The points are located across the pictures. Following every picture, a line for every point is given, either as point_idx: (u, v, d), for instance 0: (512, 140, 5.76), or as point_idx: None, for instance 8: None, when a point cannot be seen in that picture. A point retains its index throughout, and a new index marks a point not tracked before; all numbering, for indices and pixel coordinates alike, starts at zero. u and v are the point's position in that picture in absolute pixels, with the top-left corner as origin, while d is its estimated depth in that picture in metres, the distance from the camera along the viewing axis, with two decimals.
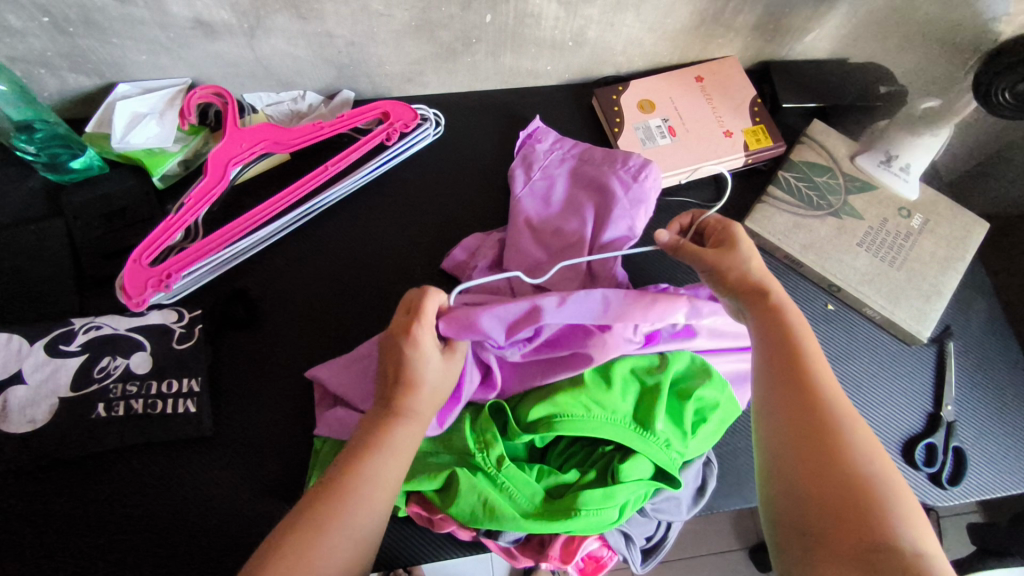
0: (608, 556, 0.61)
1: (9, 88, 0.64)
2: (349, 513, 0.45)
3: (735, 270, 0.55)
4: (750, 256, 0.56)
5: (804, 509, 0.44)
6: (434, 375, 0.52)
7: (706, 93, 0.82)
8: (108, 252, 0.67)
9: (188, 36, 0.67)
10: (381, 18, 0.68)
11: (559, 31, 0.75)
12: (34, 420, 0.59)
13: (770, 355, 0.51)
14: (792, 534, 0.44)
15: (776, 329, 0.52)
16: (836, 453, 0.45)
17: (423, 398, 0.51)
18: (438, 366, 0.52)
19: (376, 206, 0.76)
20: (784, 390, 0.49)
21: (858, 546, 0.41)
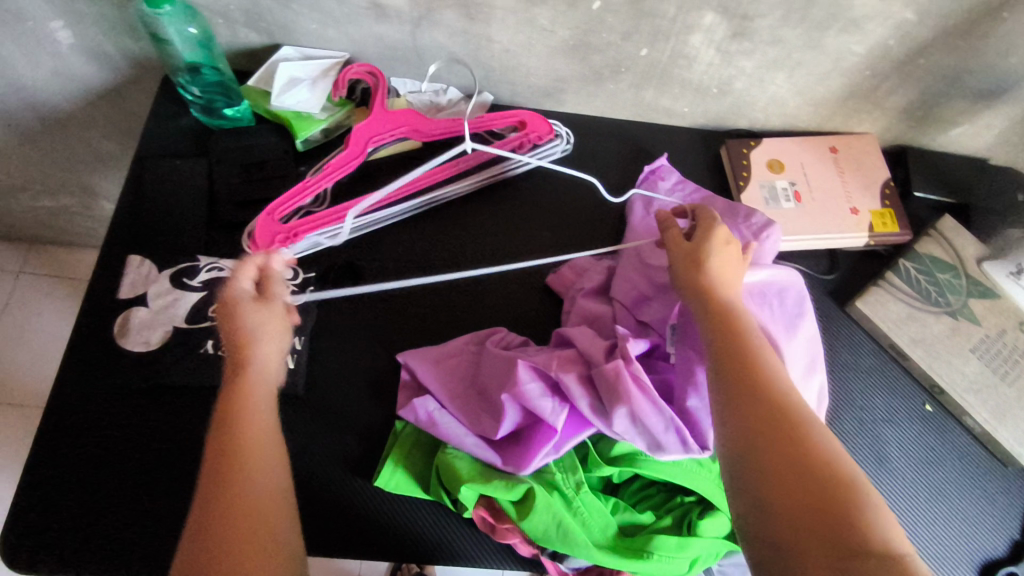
0: None
1: (198, 33, 0.68)
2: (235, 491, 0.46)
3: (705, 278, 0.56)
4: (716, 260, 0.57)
5: (761, 512, 0.43)
6: (258, 322, 0.53)
7: (838, 165, 0.81)
8: (241, 201, 0.70)
9: (359, 15, 0.69)
10: (543, 32, 0.70)
11: (708, 77, 0.75)
12: (149, 341, 0.63)
13: (721, 356, 0.51)
14: (767, 548, 0.42)
15: (722, 327, 0.53)
16: (797, 429, 0.46)
17: (266, 349, 0.53)
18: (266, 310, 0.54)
19: (493, 209, 0.76)
20: (731, 369, 0.50)
21: (833, 557, 0.39)
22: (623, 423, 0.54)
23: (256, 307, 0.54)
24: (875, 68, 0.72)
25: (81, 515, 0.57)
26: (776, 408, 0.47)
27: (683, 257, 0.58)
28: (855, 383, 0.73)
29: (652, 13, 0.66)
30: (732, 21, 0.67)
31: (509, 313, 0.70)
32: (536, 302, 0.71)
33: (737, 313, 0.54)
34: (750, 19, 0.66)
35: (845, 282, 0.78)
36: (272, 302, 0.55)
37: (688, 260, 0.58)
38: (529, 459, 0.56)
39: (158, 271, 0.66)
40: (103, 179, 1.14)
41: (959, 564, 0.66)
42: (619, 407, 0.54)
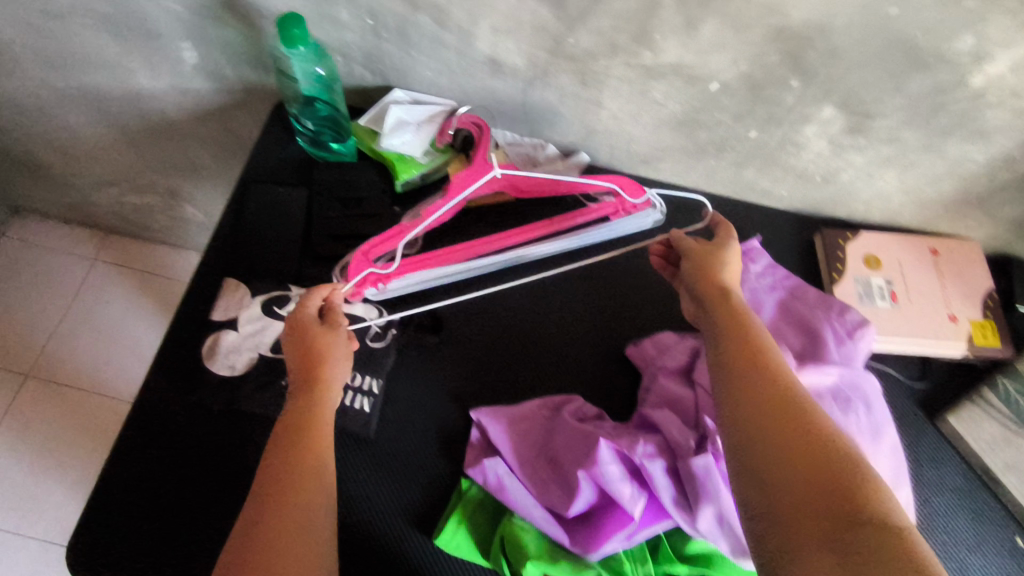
0: None
1: (324, 72, 0.69)
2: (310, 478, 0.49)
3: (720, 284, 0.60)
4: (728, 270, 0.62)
5: (765, 485, 0.43)
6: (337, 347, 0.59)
7: (938, 268, 0.78)
8: (336, 235, 0.72)
9: (475, 70, 0.70)
10: (655, 105, 0.69)
11: (813, 165, 0.74)
12: (233, 366, 0.64)
13: (730, 347, 0.53)
14: (768, 522, 0.42)
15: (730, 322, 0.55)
16: (801, 413, 0.46)
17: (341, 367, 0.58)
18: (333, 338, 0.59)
19: (579, 272, 0.76)
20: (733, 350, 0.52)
21: (835, 528, 0.39)
22: (710, 522, 0.53)
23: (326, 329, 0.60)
24: (994, 177, 0.69)
25: (153, 531, 0.58)
26: (778, 391, 0.48)
27: (699, 257, 0.63)
28: (940, 504, 0.69)
29: (770, 100, 0.65)
30: (852, 117, 0.65)
31: (584, 382, 0.69)
32: (613, 374, 0.70)
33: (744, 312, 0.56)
34: (871, 116, 0.65)
35: (936, 392, 0.75)
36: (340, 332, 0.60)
37: (702, 260, 0.62)
38: (603, 543, 0.55)
39: (250, 297, 0.67)
40: (195, 185, 1.18)
41: None
42: (707, 505, 0.53)
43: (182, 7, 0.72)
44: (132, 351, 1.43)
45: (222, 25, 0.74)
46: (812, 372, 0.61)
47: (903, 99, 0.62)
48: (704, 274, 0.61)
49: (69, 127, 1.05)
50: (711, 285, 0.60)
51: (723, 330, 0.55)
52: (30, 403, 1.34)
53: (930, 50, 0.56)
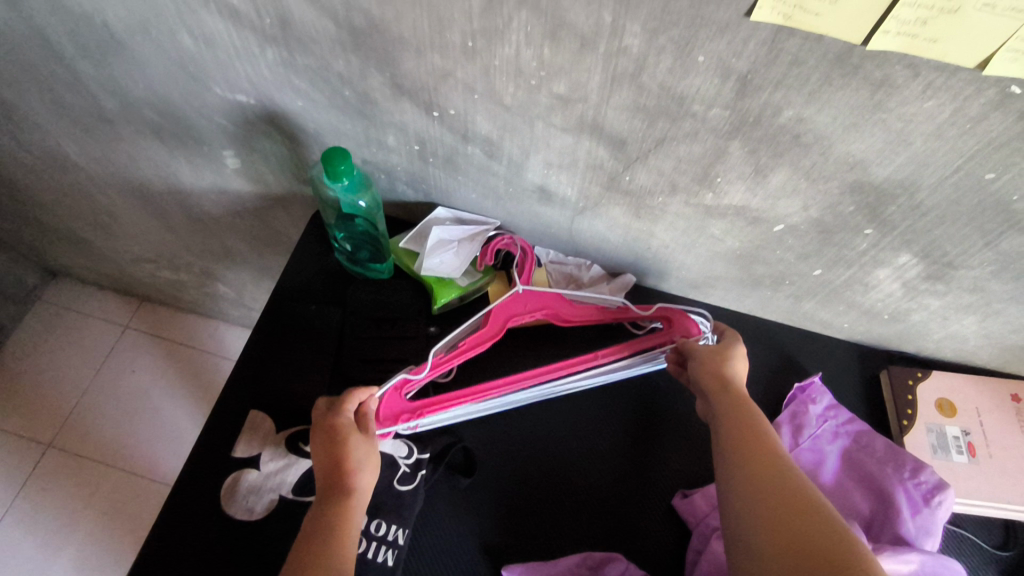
0: None
1: (365, 204, 0.71)
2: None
3: (726, 378, 0.59)
4: (736, 365, 0.61)
5: None
6: (362, 451, 0.56)
7: (1021, 419, 0.71)
8: (367, 357, 0.67)
9: (523, 196, 0.68)
10: (712, 239, 0.66)
11: (882, 305, 0.68)
12: (253, 509, 0.59)
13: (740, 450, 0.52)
14: None
15: (741, 423, 0.54)
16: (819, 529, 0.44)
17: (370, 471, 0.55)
18: (362, 441, 0.57)
19: (622, 402, 0.70)
20: (747, 466, 0.50)
21: None
22: None
23: (355, 433, 0.57)
24: None
25: None
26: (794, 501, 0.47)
27: (704, 355, 0.62)
28: None
29: (840, 244, 0.61)
30: (930, 266, 0.60)
31: (627, 537, 0.63)
32: (662, 529, 0.64)
33: (753, 409, 0.55)
34: (952, 267, 0.59)
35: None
36: (371, 437, 0.58)
37: (708, 355, 0.62)
38: None
39: (275, 431, 0.63)
40: (228, 267, 1.17)
41: None
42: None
43: (229, 120, 0.71)
44: (153, 422, 1.39)
45: (265, 138, 0.72)
46: (890, 559, 0.55)
47: (992, 254, 0.56)
48: (712, 373, 0.60)
49: (109, 209, 1.05)
50: (716, 385, 0.59)
51: (732, 434, 0.54)
52: (46, 472, 1.30)
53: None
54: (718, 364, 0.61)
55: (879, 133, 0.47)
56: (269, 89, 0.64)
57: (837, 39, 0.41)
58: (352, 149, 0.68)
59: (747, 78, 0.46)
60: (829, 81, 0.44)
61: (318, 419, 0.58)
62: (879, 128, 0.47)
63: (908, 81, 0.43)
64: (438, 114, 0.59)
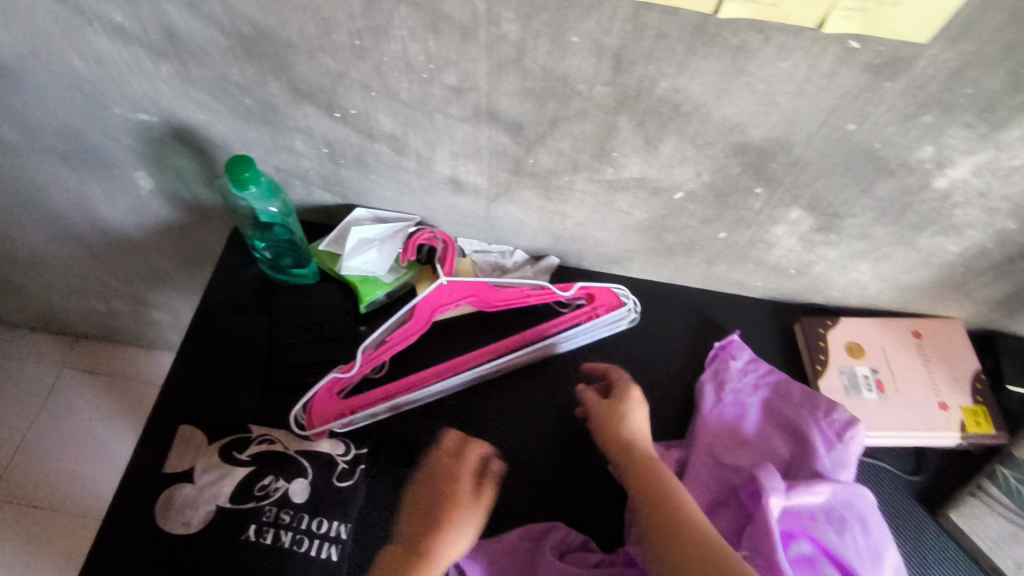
0: None
1: (277, 209, 0.72)
2: None
3: (628, 442, 0.61)
4: (636, 422, 0.63)
5: None
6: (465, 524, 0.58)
7: (922, 353, 0.76)
8: (297, 362, 0.69)
9: (436, 188, 0.69)
10: (620, 213, 0.69)
11: (786, 260, 0.73)
12: (189, 523, 0.59)
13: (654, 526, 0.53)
14: None
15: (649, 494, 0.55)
16: None
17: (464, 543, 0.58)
18: (472, 509, 0.60)
19: (555, 378, 0.72)
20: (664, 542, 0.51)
21: None
22: None
23: (472, 499, 0.60)
24: (969, 266, 0.68)
25: None
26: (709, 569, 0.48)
27: (601, 418, 0.64)
28: None
29: (736, 205, 0.65)
30: (820, 218, 0.65)
31: (567, 505, 0.65)
32: (601, 493, 0.66)
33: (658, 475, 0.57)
34: (839, 216, 0.64)
35: (936, 485, 0.72)
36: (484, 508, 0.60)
37: (604, 418, 0.63)
38: None
39: (207, 443, 0.63)
40: (161, 292, 1.15)
41: None
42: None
43: (135, 140, 0.71)
44: (100, 459, 1.35)
45: (175, 155, 0.72)
46: (803, 492, 0.59)
47: (871, 201, 0.61)
48: (614, 440, 0.61)
49: (26, 245, 1.02)
50: (622, 454, 0.60)
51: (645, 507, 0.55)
52: None
53: (891, 158, 0.55)
54: (617, 426, 0.62)
55: (748, 97, 0.51)
56: (170, 105, 0.64)
57: (692, 10, 0.45)
58: (263, 158, 0.69)
59: (619, 54, 0.49)
60: (693, 50, 0.48)
61: (448, 481, 0.61)
62: (746, 92, 0.51)
63: (762, 46, 0.46)
64: (340, 115, 0.61)
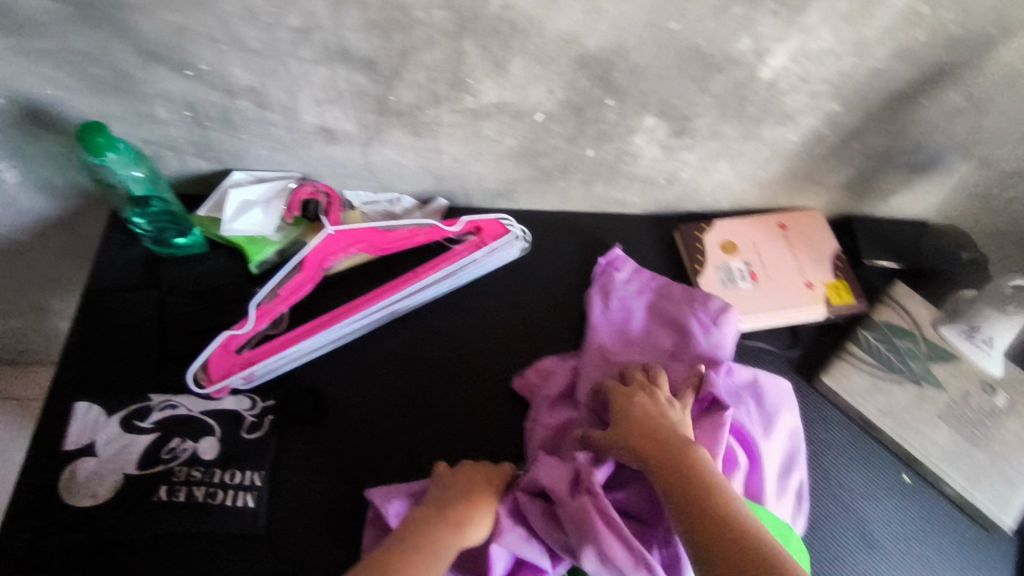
0: None
1: (145, 176, 0.70)
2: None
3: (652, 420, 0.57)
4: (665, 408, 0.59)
5: None
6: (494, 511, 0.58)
7: (789, 242, 0.83)
8: (194, 330, 0.69)
9: (309, 140, 0.70)
10: (491, 143, 0.72)
11: (654, 170, 0.77)
12: (97, 493, 0.60)
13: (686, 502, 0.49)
14: None
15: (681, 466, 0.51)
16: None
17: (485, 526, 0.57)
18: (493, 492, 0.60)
19: (455, 313, 0.77)
20: (702, 518, 0.47)
21: None
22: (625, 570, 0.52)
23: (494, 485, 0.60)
24: (812, 152, 0.75)
25: None
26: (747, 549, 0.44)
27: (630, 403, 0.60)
28: (834, 462, 0.73)
29: (595, 119, 0.69)
30: (672, 123, 0.69)
31: (475, 424, 0.69)
32: (503, 408, 0.70)
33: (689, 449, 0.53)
34: (689, 119, 0.69)
35: (810, 355, 0.79)
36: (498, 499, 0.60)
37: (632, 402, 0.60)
38: None
39: (107, 415, 0.64)
40: (56, 300, 1.10)
41: None
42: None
43: None
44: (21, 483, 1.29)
45: (33, 139, 0.70)
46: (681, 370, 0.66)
47: (712, 98, 0.66)
48: (636, 419, 0.57)
49: None
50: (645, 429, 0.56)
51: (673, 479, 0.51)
52: None
53: (717, 53, 0.60)
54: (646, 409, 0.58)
55: (574, 6, 0.55)
56: (14, 83, 0.62)
57: None
58: (126, 131, 0.68)
59: None
60: None
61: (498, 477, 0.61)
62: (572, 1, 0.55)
63: None
64: (193, 73, 0.61)
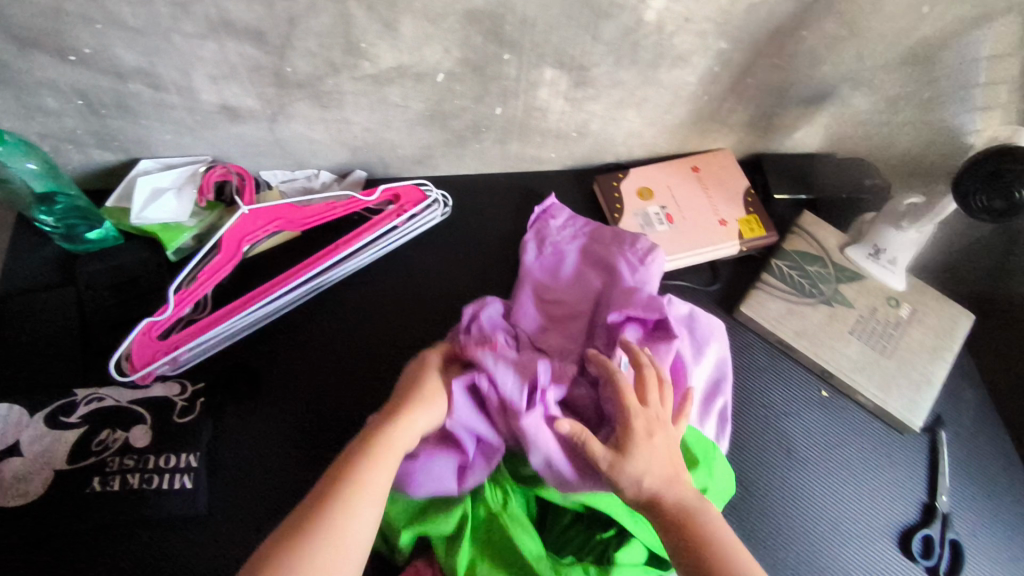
0: None
1: (40, 170, 0.68)
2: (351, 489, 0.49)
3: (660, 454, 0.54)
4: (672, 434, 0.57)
5: None
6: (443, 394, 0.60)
7: (702, 183, 0.86)
8: (114, 322, 0.69)
9: (213, 120, 0.70)
10: (397, 108, 0.72)
11: (564, 123, 0.79)
12: (28, 492, 0.59)
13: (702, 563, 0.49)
14: None
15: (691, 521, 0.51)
16: None
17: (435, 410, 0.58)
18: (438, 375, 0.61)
19: (383, 282, 0.78)
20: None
21: None
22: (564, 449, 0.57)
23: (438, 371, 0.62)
24: (710, 93, 0.78)
25: None
26: None
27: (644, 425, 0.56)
28: (755, 384, 0.77)
29: (496, 75, 0.70)
30: (571, 73, 0.71)
31: None
32: None
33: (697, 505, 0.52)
34: (587, 68, 0.71)
35: (729, 289, 0.83)
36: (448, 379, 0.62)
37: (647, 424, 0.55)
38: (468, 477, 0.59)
39: (29, 415, 0.62)
40: None
41: (877, 534, 0.70)
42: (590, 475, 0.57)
43: None
44: None
45: None
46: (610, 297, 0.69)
47: (604, 45, 0.68)
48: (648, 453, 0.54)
49: None
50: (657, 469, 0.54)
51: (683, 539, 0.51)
52: None
53: None
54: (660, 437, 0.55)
55: None
56: None
57: None
58: (20, 126, 0.66)
59: None
60: None
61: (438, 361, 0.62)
62: None
63: None
64: (77, 58, 0.60)
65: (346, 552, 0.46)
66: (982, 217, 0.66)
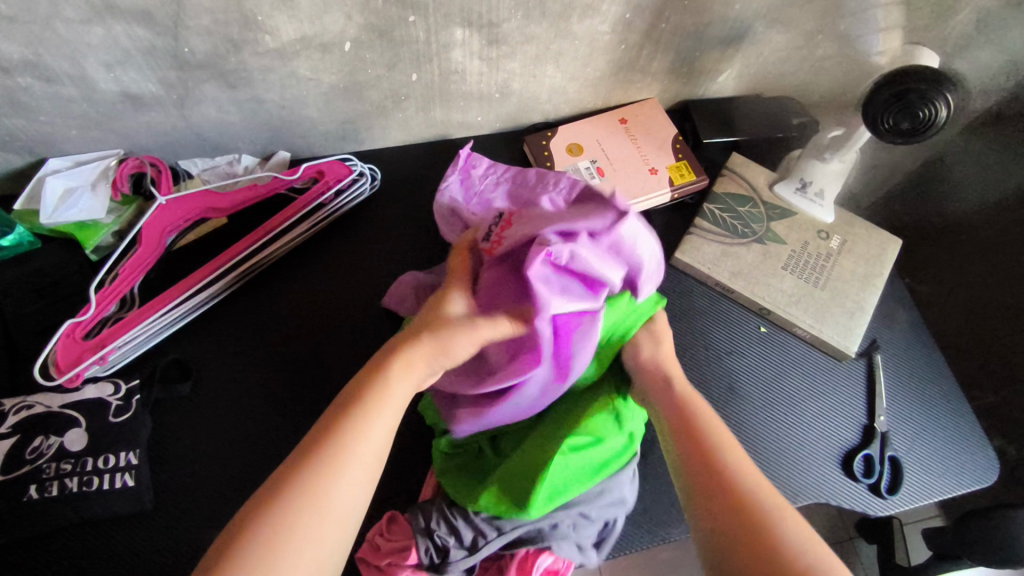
0: (564, 566, 0.62)
1: None
2: (345, 445, 0.47)
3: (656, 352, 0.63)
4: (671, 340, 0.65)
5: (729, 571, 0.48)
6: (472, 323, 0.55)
7: (630, 133, 0.86)
8: (41, 327, 0.67)
9: (117, 110, 0.67)
10: (309, 82, 0.71)
11: (484, 85, 0.78)
12: None
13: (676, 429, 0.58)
14: None
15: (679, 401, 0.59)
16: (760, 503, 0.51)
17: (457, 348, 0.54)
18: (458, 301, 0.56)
19: (318, 262, 0.78)
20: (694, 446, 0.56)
21: None
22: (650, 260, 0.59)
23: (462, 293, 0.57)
24: (627, 41, 0.77)
25: None
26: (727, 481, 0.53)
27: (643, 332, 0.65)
28: (697, 327, 0.79)
29: (405, 40, 0.68)
30: (482, 31, 0.70)
31: (352, 359, 0.72)
32: (375, 343, 0.74)
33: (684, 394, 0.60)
34: (497, 25, 0.70)
35: (664, 238, 0.84)
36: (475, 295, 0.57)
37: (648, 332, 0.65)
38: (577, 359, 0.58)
39: None
40: None
41: (822, 458, 0.73)
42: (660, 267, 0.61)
43: None
44: None
45: None
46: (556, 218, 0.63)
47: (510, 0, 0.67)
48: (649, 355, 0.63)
49: None
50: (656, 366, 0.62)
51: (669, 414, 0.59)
52: None
53: None
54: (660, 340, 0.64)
55: None
56: None
57: None
58: None
59: None
60: None
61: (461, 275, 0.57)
62: None
63: None
64: None
65: (337, 521, 0.45)
66: (897, 141, 0.67)
